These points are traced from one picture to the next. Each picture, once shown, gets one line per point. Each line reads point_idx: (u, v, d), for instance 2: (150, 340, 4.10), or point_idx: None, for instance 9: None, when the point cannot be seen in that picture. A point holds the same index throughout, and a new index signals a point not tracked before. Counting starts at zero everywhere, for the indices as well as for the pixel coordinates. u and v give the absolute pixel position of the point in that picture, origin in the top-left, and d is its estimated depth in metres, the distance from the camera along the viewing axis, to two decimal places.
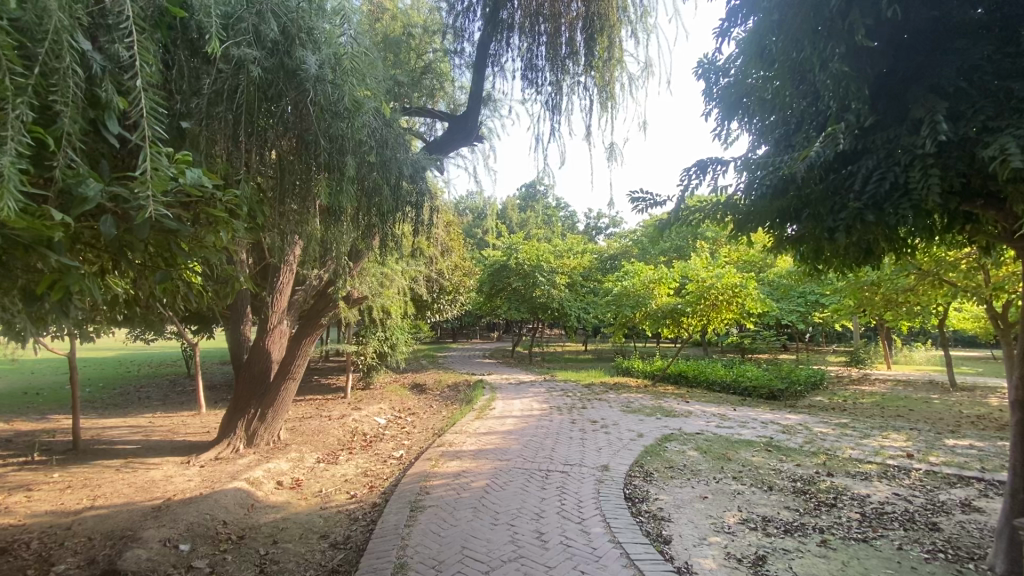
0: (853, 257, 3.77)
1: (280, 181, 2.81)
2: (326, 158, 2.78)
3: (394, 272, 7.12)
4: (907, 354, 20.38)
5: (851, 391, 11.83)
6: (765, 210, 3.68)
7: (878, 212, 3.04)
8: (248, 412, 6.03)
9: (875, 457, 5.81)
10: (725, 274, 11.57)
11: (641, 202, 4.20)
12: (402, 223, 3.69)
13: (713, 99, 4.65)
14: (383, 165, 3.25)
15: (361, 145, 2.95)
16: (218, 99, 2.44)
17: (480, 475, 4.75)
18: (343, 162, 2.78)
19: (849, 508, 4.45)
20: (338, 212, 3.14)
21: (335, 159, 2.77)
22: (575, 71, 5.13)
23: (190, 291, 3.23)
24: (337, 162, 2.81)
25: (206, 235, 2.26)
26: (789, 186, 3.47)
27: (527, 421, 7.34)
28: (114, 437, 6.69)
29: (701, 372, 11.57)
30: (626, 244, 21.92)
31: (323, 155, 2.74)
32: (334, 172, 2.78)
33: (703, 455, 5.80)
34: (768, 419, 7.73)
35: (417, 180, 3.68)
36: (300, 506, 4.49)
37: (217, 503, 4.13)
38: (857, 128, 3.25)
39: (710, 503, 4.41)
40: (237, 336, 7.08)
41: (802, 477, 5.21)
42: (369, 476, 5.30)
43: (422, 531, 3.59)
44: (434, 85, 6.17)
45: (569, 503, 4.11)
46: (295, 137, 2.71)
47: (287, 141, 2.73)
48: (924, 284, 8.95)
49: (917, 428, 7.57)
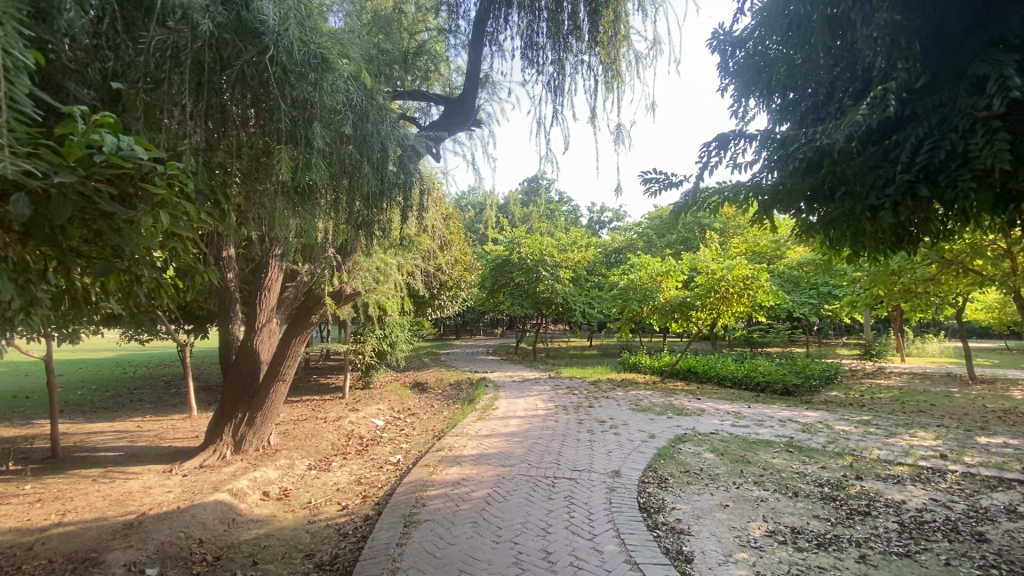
0: (888, 244, 3.37)
1: (240, 156, 2.41)
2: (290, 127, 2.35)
3: (390, 268, 6.75)
4: (920, 346, 19.88)
5: (866, 385, 11.45)
6: (795, 189, 3.28)
7: (931, 186, 2.67)
8: (235, 417, 5.66)
9: (906, 458, 5.40)
10: (735, 265, 11.10)
11: (654, 183, 3.82)
12: (389, 211, 3.29)
13: (729, 74, 4.31)
14: (364, 141, 2.88)
15: (334, 115, 2.54)
16: (162, 59, 2.08)
17: (481, 484, 4.40)
18: (310, 132, 2.35)
19: (885, 517, 4.07)
20: (309, 193, 2.75)
21: (300, 129, 2.34)
22: (579, 48, 4.73)
23: (156, 289, 2.88)
24: (304, 133, 2.38)
25: (148, 220, 1.90)
26: (823, 159, 3.05)
27: (532, 422, 6.97)
28: (97, 444, 6.34)
29: (711, 368, 11.17)
30: (630, 237, 21.45)
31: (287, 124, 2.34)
32: (300, 144, 2.36)
33: (720, 458, 5.41)
34: (785, 417, 7.32)
35: (404, 160, 3.30)
36: (286, 519, 4.13)
37: (193, 519, 3.79)
38: (905, 91, 2.86)
39: (732, 513, 4.04)
40: (225, 336, 6.70)
41: (829, 481, 4.82)
42: (363, 485, 4.93)
43: (416, 551, 3.23)
44: (429, 67, 5.74)
45: (578, 516, 3.74)
46: (255, 105, 2.32)
47: (248, 111, 2.34)
48: (947, 273, 8.53)
49: (945, 425, 7.14)
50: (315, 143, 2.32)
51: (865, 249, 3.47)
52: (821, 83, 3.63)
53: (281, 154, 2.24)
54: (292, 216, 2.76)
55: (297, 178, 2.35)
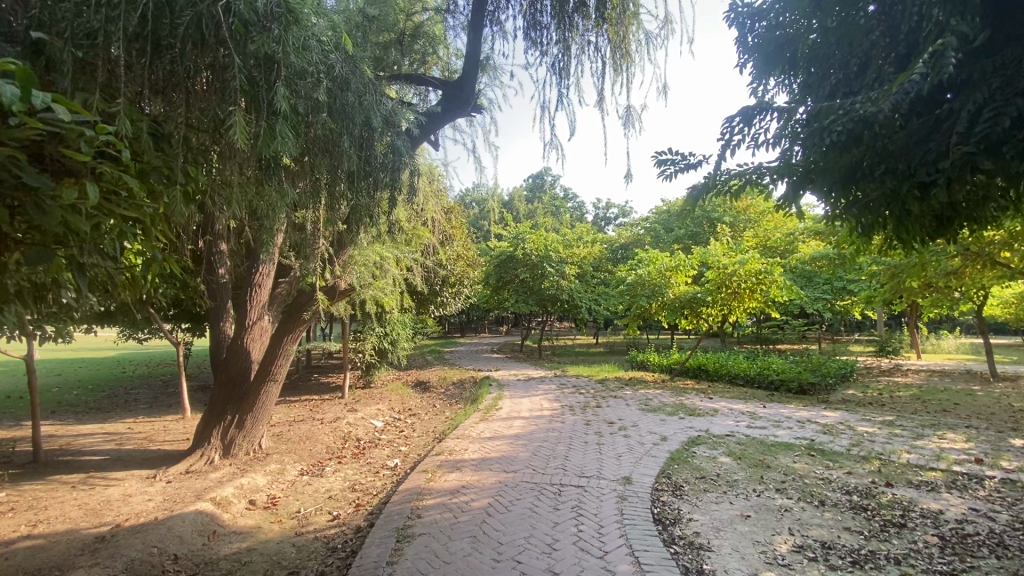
0: (930, 228, 3.04)
1: (196, 127, 2.08)
2: (250, 90, 2.01)
3: (386, 261, 6.44)
4: (935, 342, 19.41)
5: (883, 383, 11.07)
6: (833, 167, 2.93)
7: (996, 157, 2.38)
8: (225, 419, 5.39)
9: (938, 463, 5.04)
10: (747, 259, 10.67)
11: (669, 164, 3.52)
12: (375, 195, 2.97)
13: (749, 51, 4.00)
14: (343, 113, 2.57)
15: (302, 78, 2.20)
16: (98, 9, 1.78)
17: (482, 492, 4.07)
18: (273, 95, 2.00)
19: (923, 530, 3.72)
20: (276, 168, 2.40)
21: (262, 92, 2.00)
22: (585, 27, 4.39)
23: (117, 280, 2.57)
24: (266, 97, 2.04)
25: (73, 194, 1.56)
26: (864, 132, 2.70)
27: (537, 423, 6.64)
28: (83, 447, 6.08)
29: (723, 366, 10.81)
30: (638, 232, 21.07)
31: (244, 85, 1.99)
32: (262, 108, 2.02)
33: (738, 463, 5.06)
34: (803, 418, 6.96)
35: (392, 137, 2.99)
36: (271, 531, 3.82)
37: (170, 532, 3.49)
38: (963, 50, 2.49)
39: (754, 525, 3.70)
40: (215, 334, 6.40)
41: (857, 488, 4.48)
42: (357, 492, 4.62)
43: (408, 570, 2.92)
44: (427, 50, 5.45)
45: (587, 530, 3.42)
46: (211, 66, 2.00)
47: (202, 73, 2.01)
48: (972, 266, 8.13)
49: (974, 426, 6.76)
50: (278, 105, 1.97)
51: (906, 235, 3.12)
52: (853, 52, 3.27)
53: (237, 120, 1.87)
54: (259, 195, 2.41)
55: (259, 148, 2.00)
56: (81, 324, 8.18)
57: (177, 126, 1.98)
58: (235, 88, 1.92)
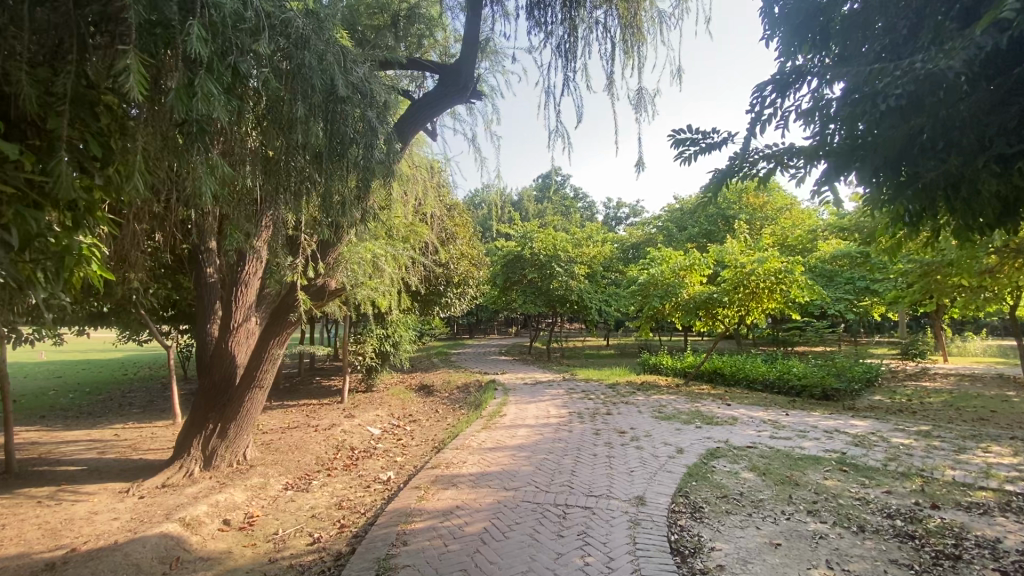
0: (995, 212, 2.64)
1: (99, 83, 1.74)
2: (163, 33, 1.61)
3: (381, 259, 6.03)
4: (961, 345, 18.63)
5: (911, 388, 10.48)
6: (887, 144, 2.47)
7: None
8: (206, 428, 5.02)
9: (988, 482, 4.52)
10: (766, 259, 10.12)
11: (687, 142, 3.12)
12: (349, 177, 2.63)
13: (775, 25, 3.46)
14: (296, 76, 2.22)
15: (237, 24, 1.80)
16: None
17: (477, 514, 3.66)
18: (187, 37, 1.58)
19: (981, 563, 3.24)
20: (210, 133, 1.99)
21: (176, 33, 1.59)
22: (593, 4, 3.97)
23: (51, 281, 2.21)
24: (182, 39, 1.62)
25: None
26: (924, 97, 2.28)
27: (542, 432, 6.20)
28: (63, 456, 5.75)
29: (739, 369, 10.29)
30: (650, 231, 20.57)
31: (155, 25, 1.60)
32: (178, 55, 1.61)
33: (763, 480, 4.58)
34: (830, 427, 6.45)
35: (366, 108, 2.61)
36: (242, 556, 3.43)
37: (124, 560, 3.12)
38: None
39: (786, 555, 3.24)
40: (201, 336, 6.04)
41: (899, 511, 3.98)
42: (344, 510, 4.23)
43: None
44: (424, 32, 5.07)
45: (595, 563, 2.98)
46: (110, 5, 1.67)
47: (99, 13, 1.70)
48: (1013, 265, 7.54)
49: (1019, 437, 6.20)
50: (192, 49, 1.54)
51: (965, 221, 2.71)
52: (902, 11, 2.80)
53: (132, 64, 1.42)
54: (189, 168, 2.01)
55: (175, 107, 1.57)
56: (71, 325, 7.93)
57: (68, 77, 1.64)
58: (134, 24, 1.52)
